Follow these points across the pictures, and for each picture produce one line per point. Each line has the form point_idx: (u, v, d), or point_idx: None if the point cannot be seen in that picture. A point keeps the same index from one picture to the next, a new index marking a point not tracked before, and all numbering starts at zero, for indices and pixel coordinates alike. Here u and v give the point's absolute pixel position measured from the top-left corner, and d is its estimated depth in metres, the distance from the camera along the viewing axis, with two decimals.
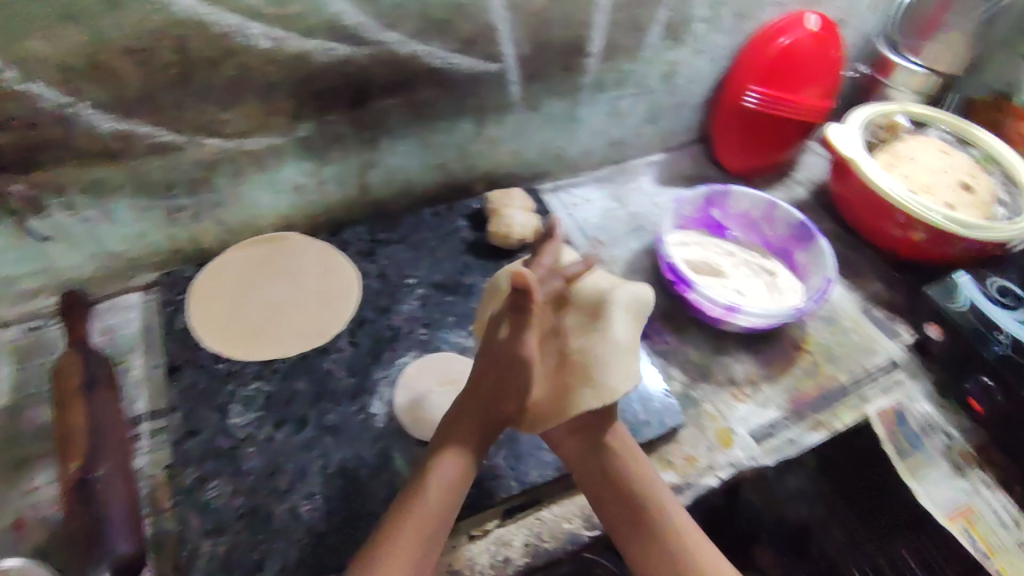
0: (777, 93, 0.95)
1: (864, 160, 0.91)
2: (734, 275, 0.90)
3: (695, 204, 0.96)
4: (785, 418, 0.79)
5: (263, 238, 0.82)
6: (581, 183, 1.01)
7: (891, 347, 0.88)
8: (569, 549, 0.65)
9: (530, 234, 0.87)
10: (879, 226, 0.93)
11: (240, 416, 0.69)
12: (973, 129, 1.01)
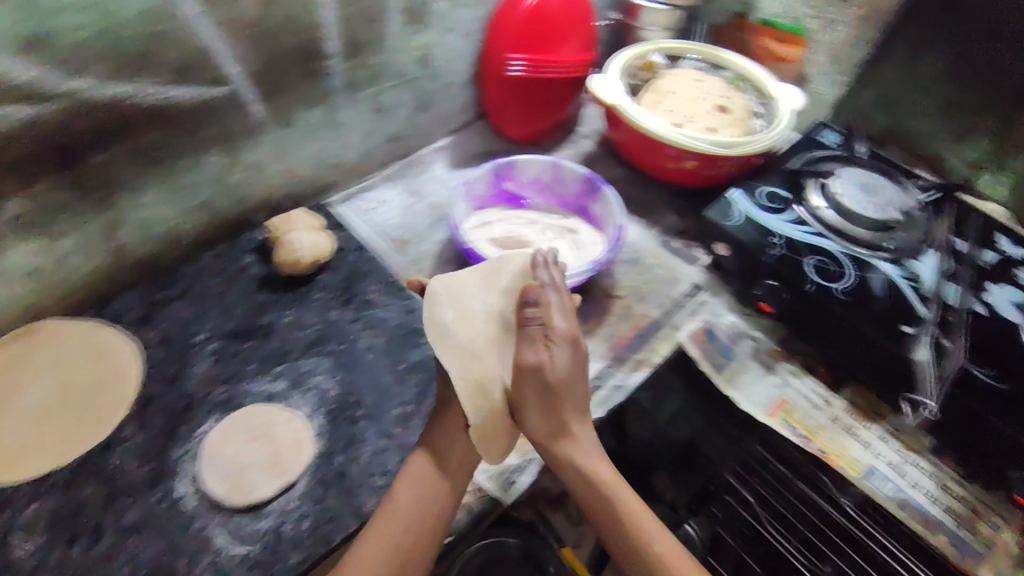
0: (538, 57, 0.96)
1: (630, 105, 0.95)
2: (539, 242, 0.91)
3: (486, 182, 0.94)
4: (609, 366, 0.82)
5: (7, 338, 0.71)
6: (371, 186, 0.96)
7: (691, 272, 0.93)
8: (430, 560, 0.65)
9: (322, 255, 0.81)
10: (657, 164, 0.98)
11: (20, 547, 0.60)
12: (717, 52, 1.08)
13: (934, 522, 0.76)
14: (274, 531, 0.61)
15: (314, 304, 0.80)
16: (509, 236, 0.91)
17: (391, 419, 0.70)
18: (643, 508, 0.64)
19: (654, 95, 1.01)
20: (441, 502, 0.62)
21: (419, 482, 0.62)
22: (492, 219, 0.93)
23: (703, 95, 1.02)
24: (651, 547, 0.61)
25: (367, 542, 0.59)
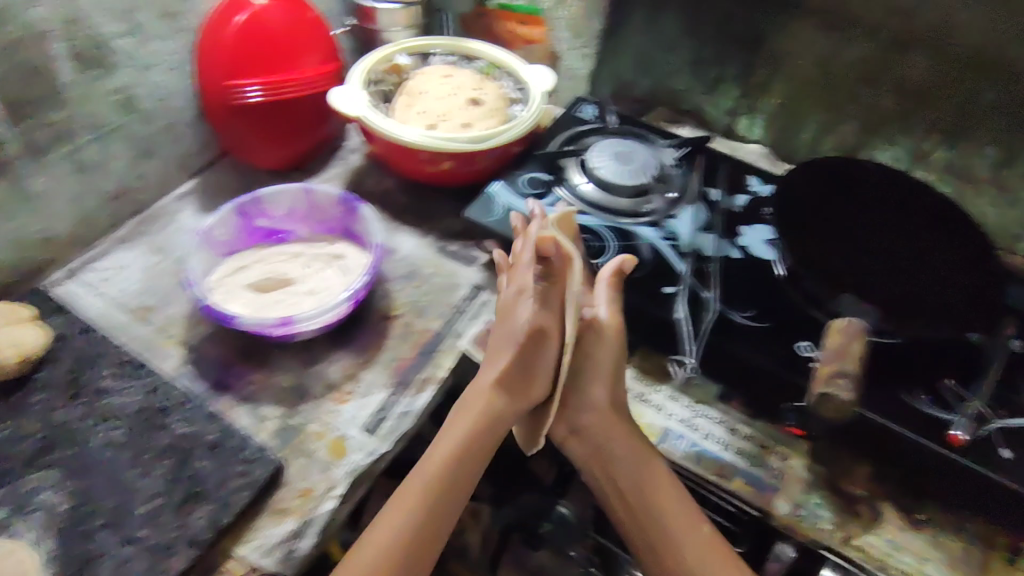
0: (273, 77, 0.91)
1: (373, 115, 0.90)
2: (302, 277, 0.85)
3: (234, 224, 0.88)
4: (392, 394, 0.77)
5: None
6: (104, 254, 0.87)
7: (471, 273, 0.91)
8: None
9: (36, 345, 0.72)
10: (418, 170, 0.92)
11: None
12: (465, 45, 1.06)
13: (726, 466, 0.77)
14: None
15: (34, 407, 0.70)
16: (267, 277, 0.84)
17: (138, 517, 0.63)
18: (628, 458, 0.72)
19: (405, 98, 0.97)
20: (447, 489, 0.69)
21: (496, 425, 0.73)
22: (247, 261, 0.86)
23: (455, 90, 0.97)
24: (658, 489, 0.71)
25: (432, 494, 0.69)
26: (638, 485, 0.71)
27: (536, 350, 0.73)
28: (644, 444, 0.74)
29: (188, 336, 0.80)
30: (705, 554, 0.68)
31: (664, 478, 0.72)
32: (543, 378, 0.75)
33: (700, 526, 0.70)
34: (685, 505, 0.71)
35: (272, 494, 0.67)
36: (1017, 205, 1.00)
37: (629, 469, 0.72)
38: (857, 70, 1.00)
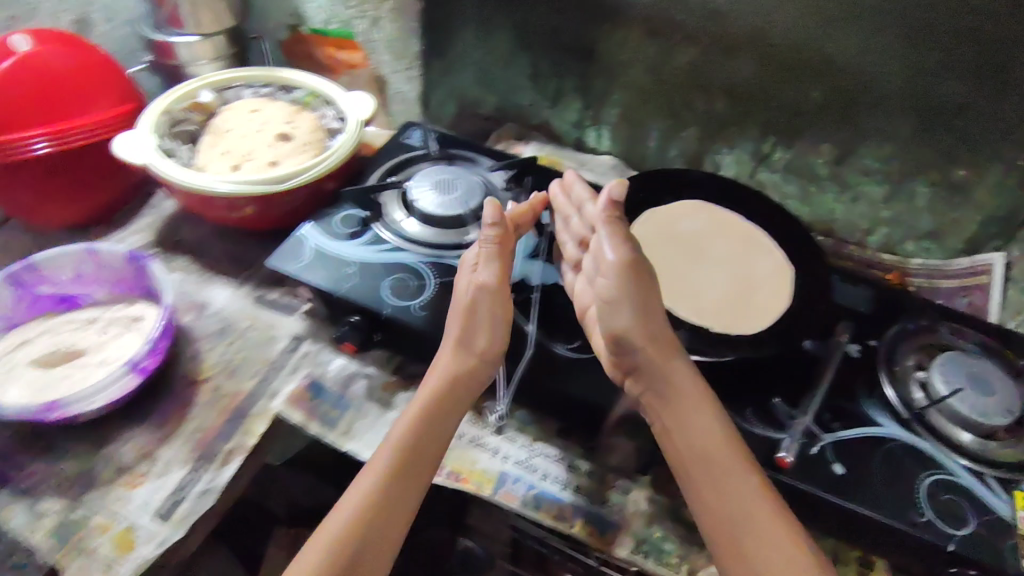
0: (59, 127, 0.84)
1: (159, 163, 0.82)
2: (95, 347, 0.77)
3: (4, 297, 0.78)
4: (192, 471, 0.70)
5: None
6: None
7: (291, 323, 0.84)
8: None
9: None
10: (218, 217, 0.86)
11: None
12: (278, 73, 0.99)
13: (563, 509, 0.72)
14: None
15: None
16: (51, 352, 0.76)
17: None
18: (732, 469, 0.60)
19: (209, 137, 0.90)
20: (414, 474, 0.64)
21: (460, 395, 0.69)
22: (30, 336, 0.78)
23: (264, 126, 0.92)
24: (740, 487, 0.59)
25: (402, 468, 0.64)
26: (725, 516, 0.58)
27: (477, 313, 0.70)
28: (738, 459, 0.61)
29: None
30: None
31: (761, 495, 0.58)
32: (489, 343, 0.70)
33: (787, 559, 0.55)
34: (787, 524, 0.57)
35: None
36: (854, 200, 1.01)
37: (721, 488, 0.59)
38: (689, 76, 0.97)
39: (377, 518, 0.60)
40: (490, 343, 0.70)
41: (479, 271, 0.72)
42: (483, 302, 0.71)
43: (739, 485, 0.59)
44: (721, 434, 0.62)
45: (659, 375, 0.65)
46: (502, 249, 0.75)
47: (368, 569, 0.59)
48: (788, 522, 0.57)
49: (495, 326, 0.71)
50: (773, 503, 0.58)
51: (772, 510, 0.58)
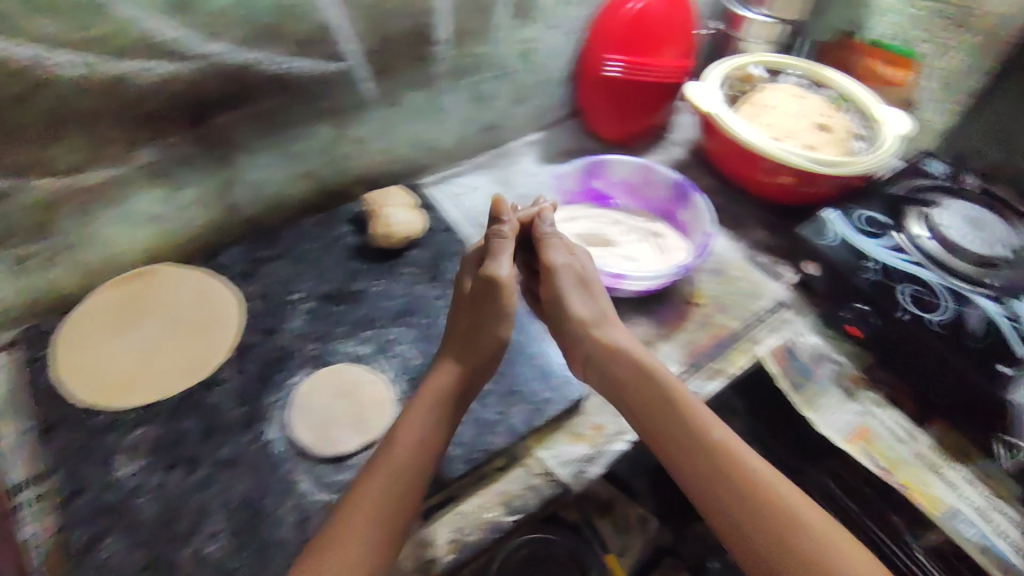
0: (636, 60, 0.94)
1: (723, 113, 0.93)
2: (622, 244, 0.92)
3: (575, 177, 0.96)
4: (685, 371, 0.80)
5: (128, 277, 0.78)
6: (463, 172, 1.00)
7: (776, 289, 0.91)
8: (568, 480, 0.71)
9: (417, 230, 0.86)
10: (754, 176, 0.96)
11: (127, 466, 0.66)
12: (823, 71, 1.04)
13: (1018, 572, 0.68)
14: (353, 487, 0.65)
15: (400, 282, 0.83)
16: (592, 234, 0.92)
17: (472, 393, 0.75)
18: (688, 446, 0.64)
19: (750, 108, 1.00)
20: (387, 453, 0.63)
21: (462, 390, 0.70)
22: (578, 215, 0.94)
23: (803, 112, 1.00)
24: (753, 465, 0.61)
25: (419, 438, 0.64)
26: (706, 476, 0.61)
27: (487, 304, 0.76)
28: (686, 420, 0.65)
29: (516, 261, 0.90)
30: (809, 523, 0.57)
31: (711, 445, 0.63)
32: (501, 335, 0.75)
33: (775, 494, 0.59)
34: (755, 464, 0.61)
35: (573, 418, 0.76)
36: None
37: (704, 454, 0.62)
38: None
39: (416, 463, 0.62)
40: (490, 340, 0.74)
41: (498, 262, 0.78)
42: (473, 300, 0.77)
43: (709, 450, 0.63)
44: (691, 404, 0.67)
45: (621, 365, 0.73)
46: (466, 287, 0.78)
47: (408, 493, 0.61)
48: (751, 462, 0.62)
49: (515, 312, 0.76)
50: (732, 442, 0.63)
51: (737, 460, 0.62)
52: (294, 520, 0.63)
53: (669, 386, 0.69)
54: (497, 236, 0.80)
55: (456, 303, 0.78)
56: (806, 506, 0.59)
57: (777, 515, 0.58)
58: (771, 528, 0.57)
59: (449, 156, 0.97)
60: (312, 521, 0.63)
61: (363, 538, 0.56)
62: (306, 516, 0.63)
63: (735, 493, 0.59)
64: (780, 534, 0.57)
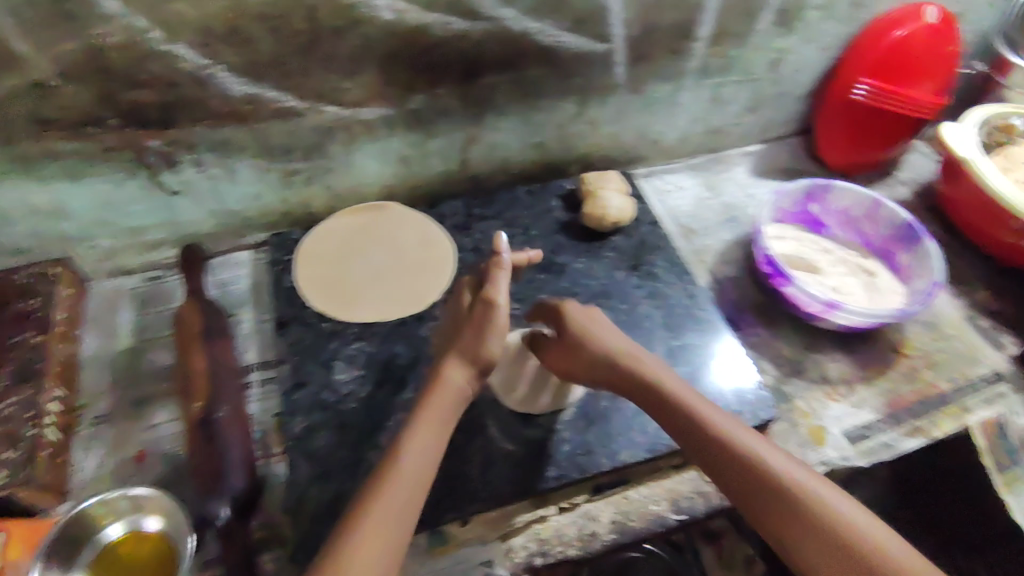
0: (889, 88, 0.86)
1: (981, 160, 0.85)
2: (832, 274, 0.84)
3: (794, 197, 0.90)
4: (881, 421, 0.75)
5: (366, 207, 0.86)
6: (674, 170, 0.99)
7: (996, 359, 0.83)
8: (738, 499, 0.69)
9: (626, 218, 0.86)
10: (997, 235, 0.88)
11: (344, 372, 0.72)
12: None
13: None
14: (539, 443, 0.68)
15: (602, 265, 0.84)
16: (799, 257, 0.85)
17: None
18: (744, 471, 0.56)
19: (1006, 160, 0.91)
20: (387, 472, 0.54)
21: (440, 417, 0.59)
22: (787, 236, 0.88)
23: None
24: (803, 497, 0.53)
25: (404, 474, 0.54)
26: (754, 493, 0.55)
27: (474, 326, 0.63)
28: (705, 430, 0.59)
29: (715, 268, 0.88)
30: (864, 531, 0.51)
31: (737, 455, 0.56)
32: (491, 345, 0.63)
33: (817, 499, 0.53)
34: (785, 467, 0.55)
35: None
36: None
37: (761, 488, 0.54)
38: None
39: (403, 520, 0.52)
40: (488, 348, 0.63)
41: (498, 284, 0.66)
42: (473, 322, 0.64)
43: (761, 482, 0.55)
44: (700, 404, 0.61)
45: (618, 373, 0.65)
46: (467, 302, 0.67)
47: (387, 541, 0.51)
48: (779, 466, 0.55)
49: (498, 331, 0.63)
50: (753, 447, 0.57)
51: (766, 467, 0.55)
52: (480, 460, 0.67)
53: (670, 391, 0.62)
54: (495, 268, 0.68)
55: (456, 317, 0.67)
56: (851, 507, 0.52)
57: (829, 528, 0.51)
58: (825, 546, 0.51)
59: (666, 152, 0.97)
60: (495, 465, 0.66)
61: (374, 556, 0.49)
62: (491, 459, 0.67)
63: (780, 510, 0.53)
64: (842, 553, 0.50)
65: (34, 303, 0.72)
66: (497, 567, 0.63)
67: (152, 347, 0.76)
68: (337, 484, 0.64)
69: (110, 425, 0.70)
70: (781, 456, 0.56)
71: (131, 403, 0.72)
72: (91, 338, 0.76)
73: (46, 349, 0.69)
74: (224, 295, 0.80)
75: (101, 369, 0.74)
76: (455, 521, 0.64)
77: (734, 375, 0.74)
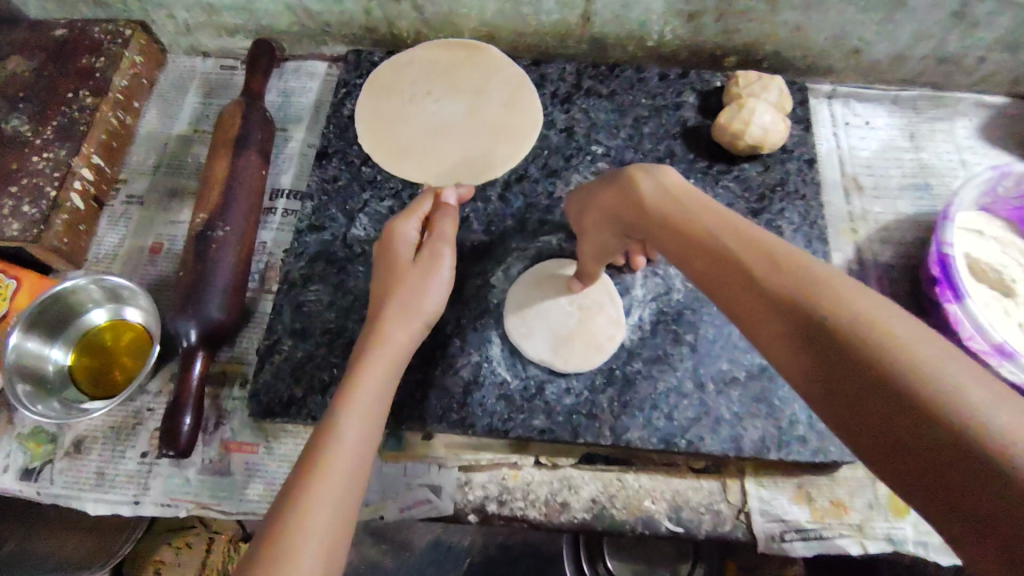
0: None
1: None
2: None
3: None
4: None
5: (460, 43, 0.71)
6: (871, 98, 0.72)
7: None
8: (754, 536, 0.54)
9: (769, 145, 0.64)
10: None
11: (364, 229, 0.64)
12: None
13: None
14: (539, 383, 0.57)
15: (713, 196, 0.64)
16: (993, 268, 0.60)
17: (717, 368, 0.57)
18: (733, 272, 0.33)
19: None
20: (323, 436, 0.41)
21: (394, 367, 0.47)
22: (988, 234, 0.62)
23: None
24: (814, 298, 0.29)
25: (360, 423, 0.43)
26: (746, 311, 0.32)
27: (419, 274, 0.52)
28: (689, 240, 0.36)
29: (866, 244, 0.65)
30: (946, 378, 0.25)
31: (722, 254, 0.34)
32: (432, 299, 0.52)
33: (856, 326, 0.27)
34: (804, 279, 0.30)
35: (813, 473, 0.56)
36: None
37: (749, 294, 0.32)
38: None
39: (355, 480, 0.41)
40: (420, 297, 0.52)
41: (443, 227, 0.55)
42: (414, 267, 0.53)
43: (748, 289, 0.32)
44: (694, 203, 0.38)
45: (610, 192, 0.45)
46: (400, 242, 0.54)
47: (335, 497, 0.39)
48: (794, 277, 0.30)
49: (434, 285, 0.53)
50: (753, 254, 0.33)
51: (767, 284, 0.31)
52: (466, 377, 0.57)
53: (649, 192, 0.41)
54: (441, 208, 0.57)
55: (382, 267, 0.54)
56: (911, 334, 0.26)
57: (857, 364, 0.27)
58: (847, 386, 0.27)
59: (870, 69, 0.70)
60: (479, 389, 0.56)
61: (321, 514, 0.38)
62: (479, 381, 0.57)
63: (799, 351, 0.29)
64: (894, 421, 0.25)
65: (101, 62, 0.70)
66: (443, 497, 0.56)
67: (201, 141, 0.72)
68: (311, 346, 0.58)
69: (141, 207, 0.69)
70: (800, 259, 0.31)
71: (166, 192, 0.70)
72: (152, 113, 0.74)
73: (95, 113, 0.67)
74: (283, 105, 0.73)
75: (152, 149, 0.72)
76: (417, 432, 0.57)
77: None
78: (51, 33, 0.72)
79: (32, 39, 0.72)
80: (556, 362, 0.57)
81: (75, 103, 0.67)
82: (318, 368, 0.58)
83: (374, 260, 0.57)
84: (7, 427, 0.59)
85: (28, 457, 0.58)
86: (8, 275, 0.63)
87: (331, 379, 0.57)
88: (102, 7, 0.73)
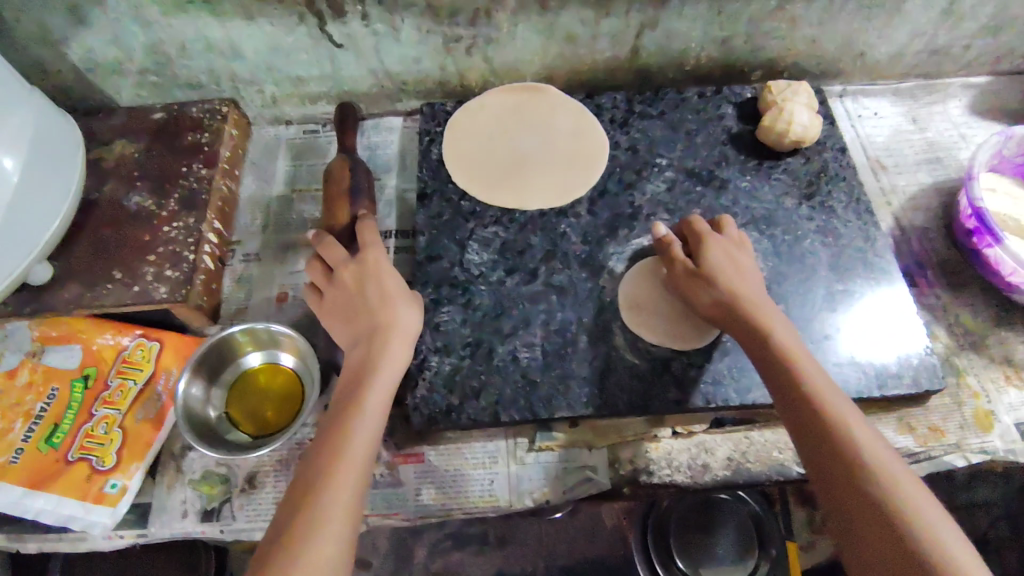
0: None
1: None
2: None
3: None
4: None
5: (523, 86, 0.81)
6: (875, 93, 0.85)
7: None
8: None
9: (809, 139, 0.75)
10: None
11: (477, 254, 0.71)
12: None
13: None
14: (664, 361, 0.64)
15: (770, 187, 0.74)
16: (1012, 217, 0.72)
17: (813, 328, 0.66)
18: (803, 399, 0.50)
19: None
20: (348, 432, 0.51)
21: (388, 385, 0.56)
22: (1001, 189, 0.74)
23: None
24: (855, 444, 0.47)
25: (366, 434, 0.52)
26: (807, 424, 0.49)
27: (400, 290, 0.62)
28: (778, 362, 0.53)
29: (902, 213, 0.76)
30: (929, 527, 0.43)
31: (800, 382, 0.51)
32: (418, 318, 0.62)
33: (880, 469, 0.46)
34: (843, 415, 0.49)
35: (910, 406, 0.65)
36: None
37: (812, 419, 0.49)
38: None
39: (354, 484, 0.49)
40: (410, 317, 0.61)
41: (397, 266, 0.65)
42: (399, 287, 0.62)
43: (814, 414, 0.49)
44: (786, 336, 0.55)
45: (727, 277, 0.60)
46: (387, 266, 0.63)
47: (336, 497, 0.48)
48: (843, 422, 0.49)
49: (418, 311, 0.63)
50: (816, 383, 0.51)
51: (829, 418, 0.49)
52: (599, 366, 0.64)
53: (753, 311, 0.57)
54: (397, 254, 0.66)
55: (372, 278, 0.61)
56: (911, 488, 0.45)
57: (876, 490, 0.45)
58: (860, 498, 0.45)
59: (872, 69, 0.83)
60: (614, 375, 0.64)
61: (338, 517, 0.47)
62: (612, 368, 0.64)
63: (832, 466, 0.47)
64: (881, 526, 0.44)
65: (205, 138, 0.76)
66: (599, 473, 0.62)
67: (300, 198, 0.79)
68: (456, 359, 0.65)
69: (259, 263, 0.75)
70: (854, 419, 0.49)
71: (279, 247, 0.76)
72: (249, 179, 0.80)
73: (211, 182, 0.73)
74: (372, 158, 0.81)
75: (256, 211, 0.78)
76: (565, 421, 0.64)
77: (902, 337, 0.65)
78: (150, 117, 0.78)
79: (132, 123, 0.78)
80: (675, 342, 0.65)
81: (190, 176, 0.74)
82: (466, 378, 0.64)
83: (341, 278, 0.62)
84: (178, 475, 0.64)
85: (205, 499, 0.63)
86: (151, 338, 0.69)
87: (481, 384, 0.64)
88: (195, 90, 0.80)
